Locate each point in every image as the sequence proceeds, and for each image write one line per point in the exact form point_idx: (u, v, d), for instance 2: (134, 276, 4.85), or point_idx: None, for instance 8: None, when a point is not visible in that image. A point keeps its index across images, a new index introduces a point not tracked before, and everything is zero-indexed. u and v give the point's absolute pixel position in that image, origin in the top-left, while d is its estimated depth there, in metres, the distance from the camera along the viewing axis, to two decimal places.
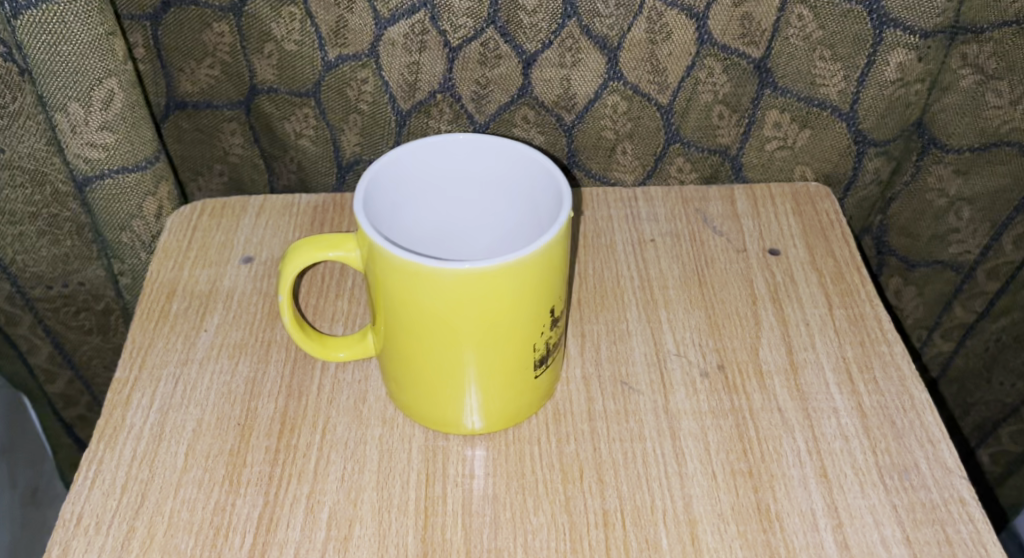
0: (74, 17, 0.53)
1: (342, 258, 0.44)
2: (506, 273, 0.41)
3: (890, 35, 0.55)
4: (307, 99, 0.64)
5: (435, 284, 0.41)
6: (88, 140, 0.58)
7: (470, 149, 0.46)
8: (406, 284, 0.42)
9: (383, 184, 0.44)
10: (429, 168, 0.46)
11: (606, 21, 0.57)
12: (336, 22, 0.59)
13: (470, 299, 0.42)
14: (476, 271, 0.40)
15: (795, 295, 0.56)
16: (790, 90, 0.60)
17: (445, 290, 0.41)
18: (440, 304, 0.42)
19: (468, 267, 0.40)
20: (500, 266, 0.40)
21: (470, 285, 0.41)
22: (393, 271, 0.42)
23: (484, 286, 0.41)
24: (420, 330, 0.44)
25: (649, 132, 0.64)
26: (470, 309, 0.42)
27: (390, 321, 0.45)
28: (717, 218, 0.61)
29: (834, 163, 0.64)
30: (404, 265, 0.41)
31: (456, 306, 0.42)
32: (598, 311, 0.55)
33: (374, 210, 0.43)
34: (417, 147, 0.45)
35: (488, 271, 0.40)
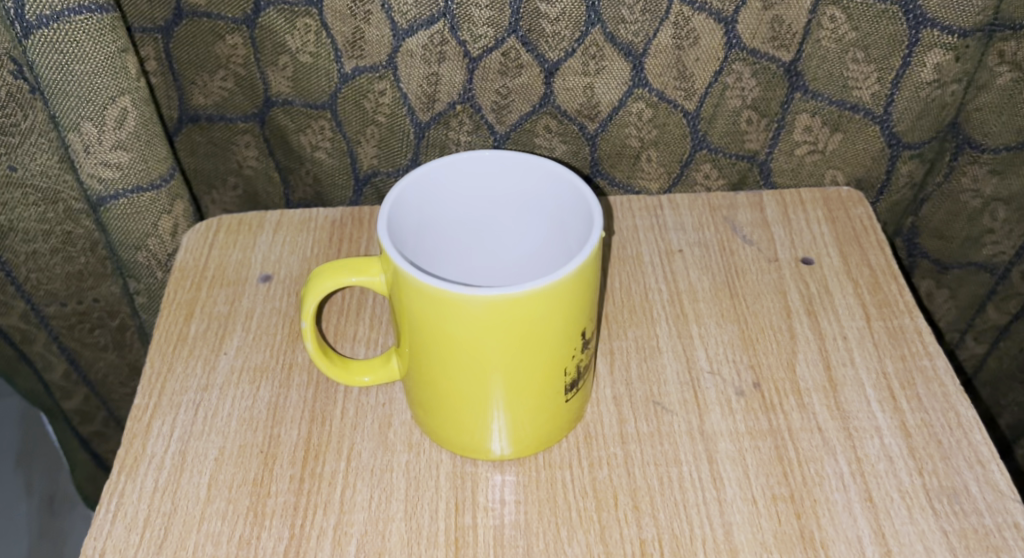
0: (86, 36, 0.51)
1: (366, 283, 0.43)
2: (538, 299, 0.39)
3: (927, 35, 0.53)
4: (323, 111, 0.63)
5: (463, 312, 0.40)
6: (102, 159, 0.56)
7: (496, 164, 0.44)
8: (434, 311, 0.40)
9: (405, 203, 0.42)
10: (452, 187, 0.44)
11: (631, 27, 0.55)
12: (353, 34, 0.57)
13: (501, 325, 0.40)
14: (508, 298, 0.39)
15: (831, 307, 0.54)
16: (821, 94, 0.58)
17: (474, 317, 0.40)
18: (470, 331, 0.41)
19: (498, 294, 0.39)
20: (532, 291, 0.39)
21: (501, 311, 0.40)
22: (420, 297, 0.40)
23: (515, 313, 0.40)
24: (448, 358, 0.42)
25: (674, 139, 0.62)
26: (500, 337, 0.41)
27: (417, 346, 0.43)
28: (746, 226, 0.60)
29: (867, 167, 0.62)
30: (432, 291, 0.39)
31: (485, 334, 0.41)
32: (626, 327, 0.54)
33: (399, 235, 0.42)
34: (444, 164, 0.43)
35: (519, 297, 0.39)
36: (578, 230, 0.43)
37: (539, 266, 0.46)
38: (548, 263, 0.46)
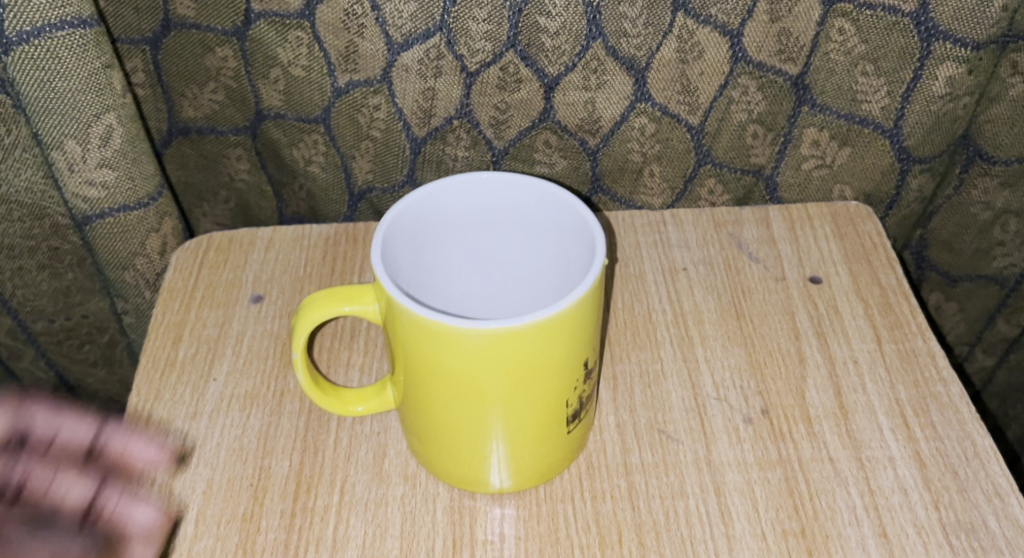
0: (68, 52, 0.49)
1: (359, 313, 0.41)
2: (538, 331, 0.38)
3: (939, 48, 0.52)
4: (316, 125, 0.61)
5: (461, 345, 0.38)
6: (87, 178, 0.54)
7: (494, 187, 0.42)
8: (430, 343, 0.39)
9: (399, 229, 0.41)
10: (448, 211, 0.43)
11: (634, 41, 0.53)
12: (346, 48, 0.55)
13: (500, 358, 0.38)
14: (507, 330, 0.37)
15: (841, 328, 0.52)
16: (829, 107, 0.56)
17: (471, 350, 0.38)
18: (467, 365, 0.39)
19: (496, 326, 0.37)
20: (532, 324, 0.37)
21: (500, 344, 0.38)
22: (415, 330, 0.39)
23: (514, 346, 0.38)
24: (444, 391, 0.41)
25: (678, 154, 0.60)
26: (499, 370, 0.39)
27: (413, 378, 0.41)
28: (752, 243, 0.58)
29: (876, 182, 0.60)
30: (429, 323, 0.38)
31: (484, 367, 0.39)
32: (629, 350, 0.52)
33: (393, 262, 0.40)
34: (440, 187, 0.42)
35: (519, 330, 0.37)
36: (580, 256, 0.41)
37: (540, 291, 0.44)
38: (549, 288, 0.44)
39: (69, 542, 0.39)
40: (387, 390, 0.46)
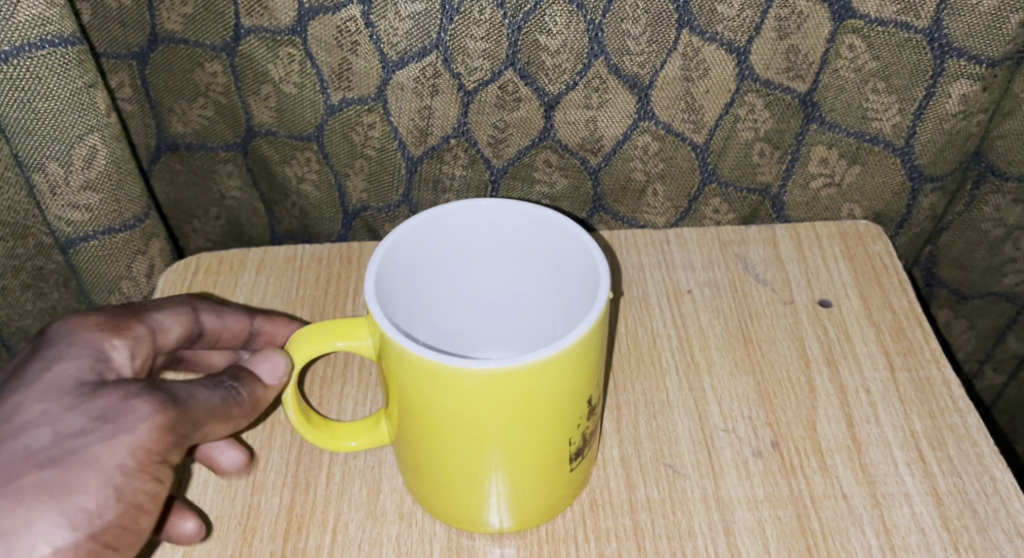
0: (49, 72, 0.47)
1: (353, 349, 0.40)
2: (540, 371, 0.36)
3: (952, 65, 0.50)
4: (309, 143, 0.59)
5: (458, 386, 0.36)
6: (70, 201, 0.52)
7: (492, 214, 0.41)
8: (427, 383, 0.37)
9: (393, 262, 0.39)
10: (444, 239, 0.41)
11: (637, 59, 0.52)
12: (339, 65, 0.53)
13: (499, 399, 0.37)
14: (507, 371, 0.35)
15: (852, 355, 0.51)
16: (838, 125, 0.54)
17: (469, 391, 0.36)
18: (466, 406, 0.37)
19: (495, 367, 0.35)
20: (533, 363, 0.36)
21: (500, 385, 0.36)
22: (411, 369, 0.37)
23: (514, 386, 0.36)
24: (442, 431, 0.39)
25: (682, 173, 0.58)
26: (498, 411, 0.37)
27: (409, 416, 0.40)
28: (759, 264, 0.56)
29: (887, 201, 0.58)
30: (424, 363, 0.36)
31: (482, 408, 0.37)
32: (633, 378, 0.50)
33: (388, 294, 0.38)
34: (437, 215, 0.40)
35: (519, 370, 0.36)
36: (583, 286, 0.39)
37: (541, 317, 0.43)
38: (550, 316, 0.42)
39: (218, 393, 0.43)
40: (382, 426, 0.44)
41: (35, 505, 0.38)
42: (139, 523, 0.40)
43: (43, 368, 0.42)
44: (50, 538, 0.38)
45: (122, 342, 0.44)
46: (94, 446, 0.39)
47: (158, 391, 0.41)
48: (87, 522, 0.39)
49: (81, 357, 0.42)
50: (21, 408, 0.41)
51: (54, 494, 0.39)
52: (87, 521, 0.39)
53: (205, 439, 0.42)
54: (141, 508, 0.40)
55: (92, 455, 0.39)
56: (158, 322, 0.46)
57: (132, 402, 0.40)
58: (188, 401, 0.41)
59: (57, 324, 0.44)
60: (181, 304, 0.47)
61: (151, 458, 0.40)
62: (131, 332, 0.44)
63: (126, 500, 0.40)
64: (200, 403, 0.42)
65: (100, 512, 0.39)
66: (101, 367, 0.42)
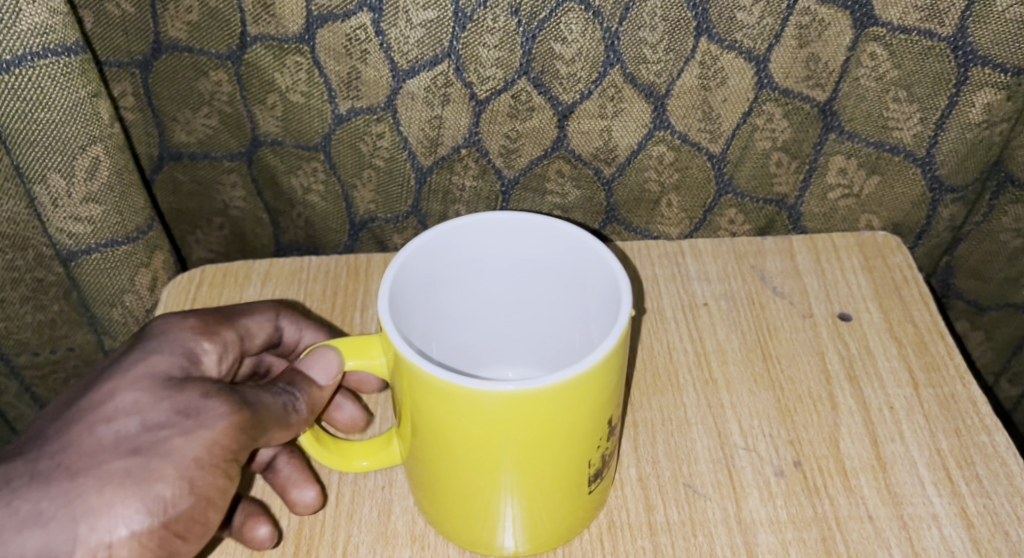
0: (52, 81, 0.46)
1: (366, 367, 0.38)
2: (561, 393, 0.35)
3: (976, 73, 0.49)
4: (316, 153, 0.58)
5: (476, 409, 0.35)
6: (72, 213, 0.51)
7: (510, 229, 0.40)
8: (443, 406, 0.36)
9: (407, 277, 0.38)
10: (460, 253, 0.40)
11: (653, 67, 0.51)
12: (348, 74, 0.52)
13: (518, 422, 0.35)
14: (528, 394, 0.34)
15: (874, 372, 0.49)
16: (858, 135, 0.53)
17: (487, 414, 0.35)
18: (483, 429, 0.36)
19: (515, 390, 0.34)
20: (555, 385, 0.34)
21: (519, 409, 0.35)
22: (426, 390, 0.35)
23: (534, 410, 0.35)
24: (457, 453, 0.38)
25: (697, 183, 0.57)
26: (517, 434, 0.36)
27: (423, 439, 0.38)
28: (776, 276, 0.55)
29: (905, 212, 0.57)
30: (441, 384, 0.35)
31: (500, 431, 0.36)
32: (649, 395, 0.49)
33: (401, 312, 0.37)
34: (452, 229, 0.39)
35: (539, 394, 0.34)
36: (603, 305, 0.38)
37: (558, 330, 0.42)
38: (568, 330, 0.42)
39: (277, 398, 0.41)
40: (394, 445, 0.42)
41: (115, 491, 0.40)
42: (207, 516, 0.41)
43: (135, 360, 0.43)
44: (128, 522, 0.39)
45: (213, 348, 0.45)
46: (174, 440, 0.40)
47: (232, 395, 0.41)
48: (162, 510, 0.40)
49: (174, 355, 0.43)
50: (111, 396, 0.42)
51: (134, 481, 0.40)
52: (161, 509, 0.40)
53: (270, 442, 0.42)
54: (211, 503, 0.41)
55: (171, 447, 0.40)
56: (247, 330, 0.47)
57: (208, 402, 0.41)
58: (255, 402, 0.41)
59: (155, 321, 0.45)
60: (269, 311, 0.48)
61: (225, 455, 0.41)
62: (219, 338, 0.45)
63: (199, 492, 0.40)
64: (267, 409, 0.41)
65: (174, 502, 0.40)
66: (190, 367, 0.44)
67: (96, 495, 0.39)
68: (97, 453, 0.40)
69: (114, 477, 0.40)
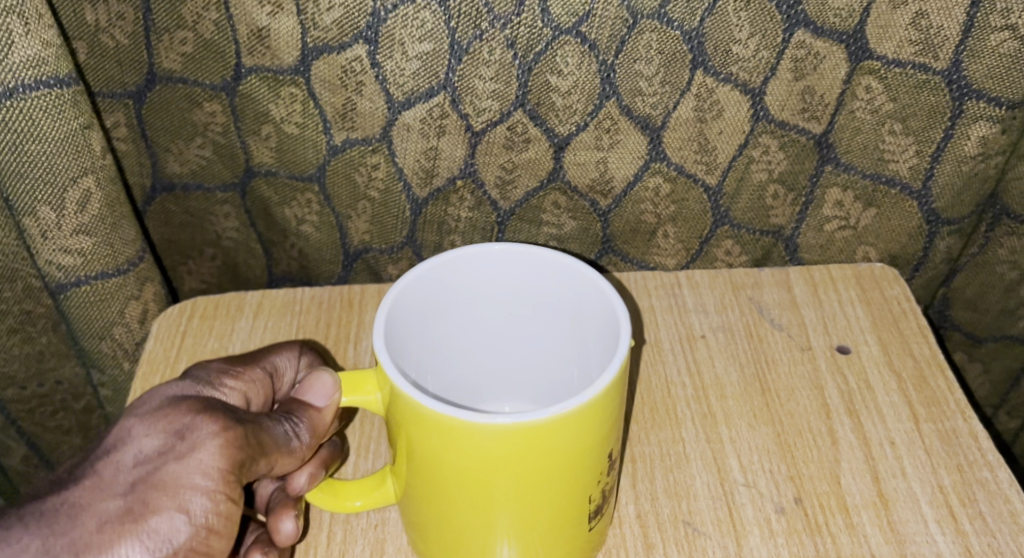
0: (44, 113, 0.45)
1: (359, 403, 0.37)
2: (561, 426, 0.34)
3: (971, 106, 0.49)
4: (310, 184, 0.57)
5: (475, 443, 0.34)
6: (62, 246, 0.51)
7: (507, 260, 0.39)
8: (440, 440, 0.35)
9: (402, 310, 0.37)
10: (457, 285, 0.39)
11: (649, 100, 0.50)
12: (343, 105, 0.52)
13: (518, 456, 0.34)
14: (527, 427, 0.33)
15: (874, 406, 0.49)
16: (854, 167, 0.53)
17: (486, 448, 0.34)
18: (480, 464, 0.35)
19: (515, 423, 0.33)
20: (553, 417, 0.33)
21: (519, 442, 0.34)
22: (423, 424, 0.35)
23: (534, 443, 0.34)
24: (453, 490, 0.37)
25: (693, 215, 0.57)
26: (515, 470, 0.35)
27: (419, 475, 0.37)
28: (774, 308, 0.55)
29: (902, 244, 0.57)
30: (438, 418, 0.34)
31: (498, 466, 0.35)
32: (648, 429, 0.48)
33: (396, 345, 0.37)
34: (447, 262, 0.39)
35: (539, 426, 0.34)
36: (601, 338, 0.38)
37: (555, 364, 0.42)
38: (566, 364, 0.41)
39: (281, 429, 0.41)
40: (385, 484, 0.41)
41: (113, 526, 0.38)
42: (210, 546, 0.40)
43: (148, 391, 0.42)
44: None
45: (239, 385, 0.43)
46: (170, 465, 0.38)
47: (227, 414, 0.40)
48: (160, 545, 0.38)
49: (184, 383, 0.42)
50: (117, 425, 0.40)
51: (134, 518, 0.38)
52: (160, 544, 0.38)
53: (273, 474, 0.41)
54: (214, 530, 0.39)
55: (167, 476, 0.38)
56: (276, 369, 0.45)
57: (199, 418, 0.39)
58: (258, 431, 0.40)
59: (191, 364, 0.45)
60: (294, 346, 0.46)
61: (228, 478, 0.39)
62: (246, 376, 0.44)
63: (198, 522, 0.39)
64: (269, 434, 0.40)
65: (173, 535, 0.38)
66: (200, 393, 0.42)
67: (95, 535, 0.38)
68: (97, 485, 0.38)
69: (112, 514, 0.38)
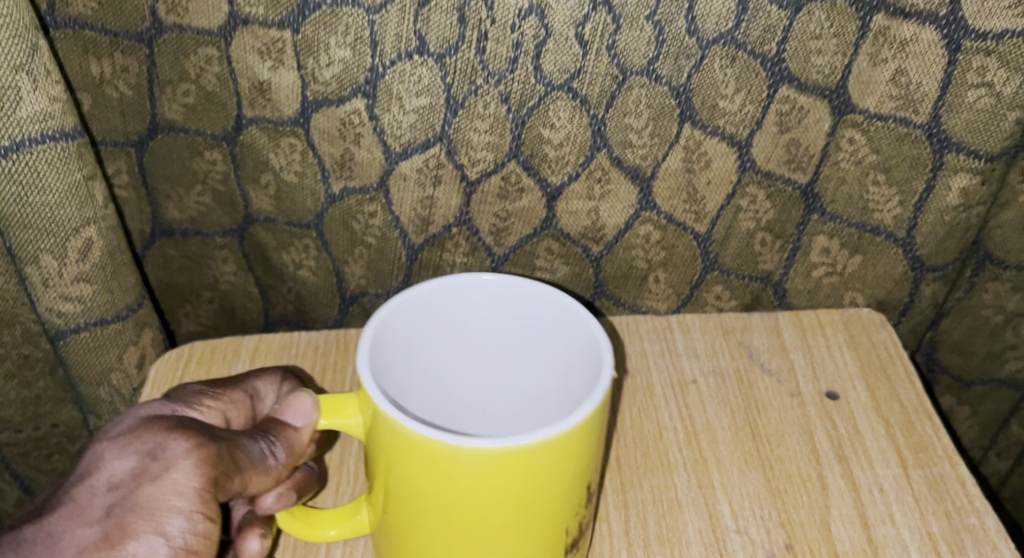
0: (48, 166, 0.46)
1: (338, 426, 0.38)
2: (544, 452, 0.34)
3: (952, 158, 0.50)
4: (308, 231, 0.58)
5: (457, 467, 0.34)
6: (62, 292, 0.51)
7: (496, 290, 0.41)
8: (423, 465, 0.35)
9: (390, 332, 0.39)
10: (444, 317, 0.41)
11: (639, 151, 0.52)
12: (341, 155, 0.53)
13: (500, 482, 0.35)
14: (509, 451, 0.34)
15: (863, 452, 0.49)
16: (840, 216, 0.54)
17: (469, 473, 0.35)
18: (462, 490, 0.35)
19: (498, 448, 0.34)
20: (536, 443, 0.34)
21: (502, 468, 0.34)
22: (407, 448, 0.35)
23: (516, 469, 0.35)
24: (433, 517, 0.37)
25: (683, 260, 0.58)
26: (495, 495, 0.35)
27: (400, 503, 0.38)
28: (764, 353, 0.55)
29: (888, 290, 0.58)
30: (422, 441, 0.34)
31: (479, 491, 0.35)
32: (640, 475, 0.49)
33: (381, 366, 0.38)
34: (436, 291, 0.40)
35: (522, 452, 0.34)
36: (583, 370, 0.39)
37: (536, 407, 0.42)
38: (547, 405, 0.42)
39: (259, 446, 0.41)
40: (361, 513, 0.42)
41: None
42: None
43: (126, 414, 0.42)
44: None
45: (217, 403, 0.44)
46: (145, 488, 0.39)
47: (201, 428, 0.40)
48: None
49: (162, 406, 0.42)
50: (93, 451, 0.41)
51: (110, 544, 0.38)
52: None
53: (249, 492, 0.41)
54: (194, 553, 0.39)
55: (142, 498, 0.39)
56: (257, 392, 0.46)
57: (172, 437, 0.39)
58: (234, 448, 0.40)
59: (172, 389, 0.45)
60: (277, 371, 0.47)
61: (204, 497, 0.39)
62: (225, 398, 0.44)
63: (176, 544, 0.39)
64: (245, 450, 0.40)
65: None
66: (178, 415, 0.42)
67: None
68: (73, 513, 0.39)
69: (89, 543, 0.38)
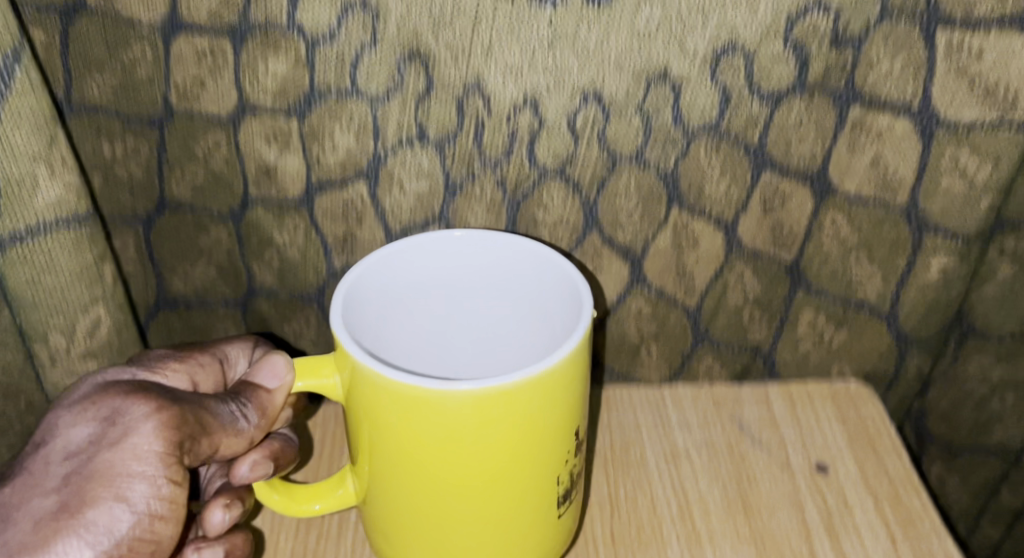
0: (62, 250, 0.48)
1: (316, 387, 0.43)
2: (526, 390, 0.39)
3: (929, 239, 0.52)
4: (309, 303, 0.61)
5: (441, 410, 0.39)
6: (70, 369, 0.53)
7: (480, 245, 0.47)
8: (410, 411, 0.39)
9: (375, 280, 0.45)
10: (433, 267, 0.47)
11: (630, 230, 0.54)
12: (344, 234, 0.56)
13: (483, 423, 0.39)
14: (492, 392, 0.38)
15: (853, 526, 0.51)
16: (825, 291, 0.56)
17: (454, 415, 0.39)
18: (448, 432, 0.40)
19: (481, 390, 0.38)
20: (518, 383, 0.39)
21: (484, 408, 0.39)
22: (393, 397, 0.39)
23: (499, 408, 0.39)
24: (423, 468, 0.41)
25: (675, 333, 0.59)
26: (482, 436, 0.40)
27: (389, 456, 0.42)
28: (755, 425, 0.58)
29: (874, 363, 0.59)
30: (407, 388, 0.39)
31: (468, 434, 0.40)
32: (635, 549, 0.50)
33: (360, 313, 0.44)
34: (422, 245, 0.47)
35: (506, 391, 0.39)
36: (562, 310, 0.45)
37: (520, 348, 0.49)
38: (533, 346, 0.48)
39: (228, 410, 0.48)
40: (343, 486, 0.47)
41: None
42: (158, 530, 0.46)
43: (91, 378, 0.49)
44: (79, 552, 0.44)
45: (182, 369, 0.51)
46: (104, 455, 0.45)
47: (167, 394, 0.47)
48: (106, 531, 0.44)
49: (124, 370, 0.49)
50: (53, 414, 0.47)
51: (69, 511, 0.44)
52: (108, 530, 0.44)
53: (219, 453, 0.47)
54: (161, 517, 0.46)
55: (100, 465, 0.45)
56: (226, 357, 0.53)
57: (134, 401, 0.46)
58: (201, 412, 0.47)
59: (142, 353, 0.52)
60: (245, 340, 0.55)
61: (168, 461, 0.45)
62: (191, 361, 0.52)
63: (140, 510, 0.45)
64: (214, 413, 0.47)
65: (119, 525, 0.45)
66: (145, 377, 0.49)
67: (32, 532, 0.44)
68: (30, 484, 0.45)
69: (46, 512, 0.44)
